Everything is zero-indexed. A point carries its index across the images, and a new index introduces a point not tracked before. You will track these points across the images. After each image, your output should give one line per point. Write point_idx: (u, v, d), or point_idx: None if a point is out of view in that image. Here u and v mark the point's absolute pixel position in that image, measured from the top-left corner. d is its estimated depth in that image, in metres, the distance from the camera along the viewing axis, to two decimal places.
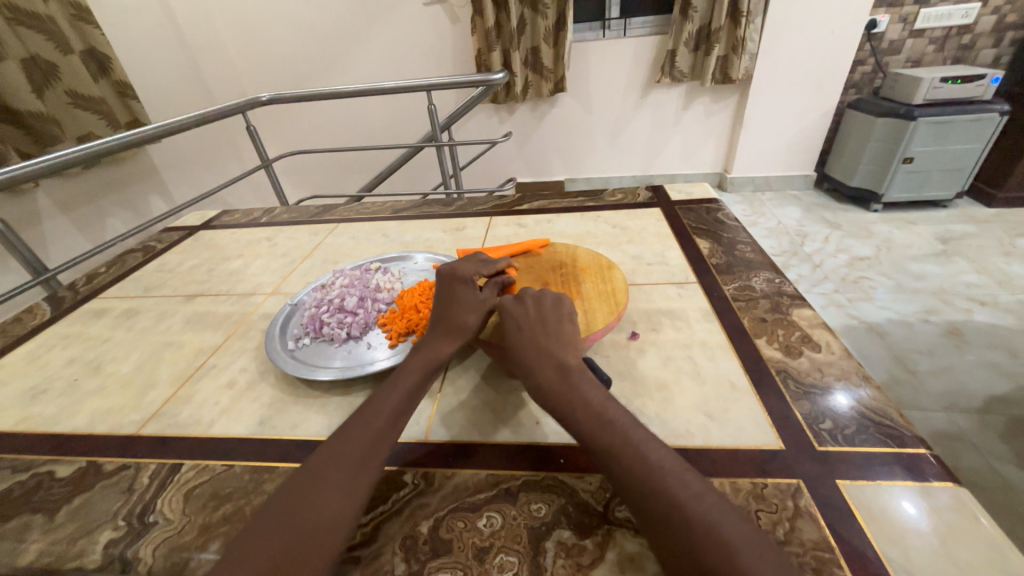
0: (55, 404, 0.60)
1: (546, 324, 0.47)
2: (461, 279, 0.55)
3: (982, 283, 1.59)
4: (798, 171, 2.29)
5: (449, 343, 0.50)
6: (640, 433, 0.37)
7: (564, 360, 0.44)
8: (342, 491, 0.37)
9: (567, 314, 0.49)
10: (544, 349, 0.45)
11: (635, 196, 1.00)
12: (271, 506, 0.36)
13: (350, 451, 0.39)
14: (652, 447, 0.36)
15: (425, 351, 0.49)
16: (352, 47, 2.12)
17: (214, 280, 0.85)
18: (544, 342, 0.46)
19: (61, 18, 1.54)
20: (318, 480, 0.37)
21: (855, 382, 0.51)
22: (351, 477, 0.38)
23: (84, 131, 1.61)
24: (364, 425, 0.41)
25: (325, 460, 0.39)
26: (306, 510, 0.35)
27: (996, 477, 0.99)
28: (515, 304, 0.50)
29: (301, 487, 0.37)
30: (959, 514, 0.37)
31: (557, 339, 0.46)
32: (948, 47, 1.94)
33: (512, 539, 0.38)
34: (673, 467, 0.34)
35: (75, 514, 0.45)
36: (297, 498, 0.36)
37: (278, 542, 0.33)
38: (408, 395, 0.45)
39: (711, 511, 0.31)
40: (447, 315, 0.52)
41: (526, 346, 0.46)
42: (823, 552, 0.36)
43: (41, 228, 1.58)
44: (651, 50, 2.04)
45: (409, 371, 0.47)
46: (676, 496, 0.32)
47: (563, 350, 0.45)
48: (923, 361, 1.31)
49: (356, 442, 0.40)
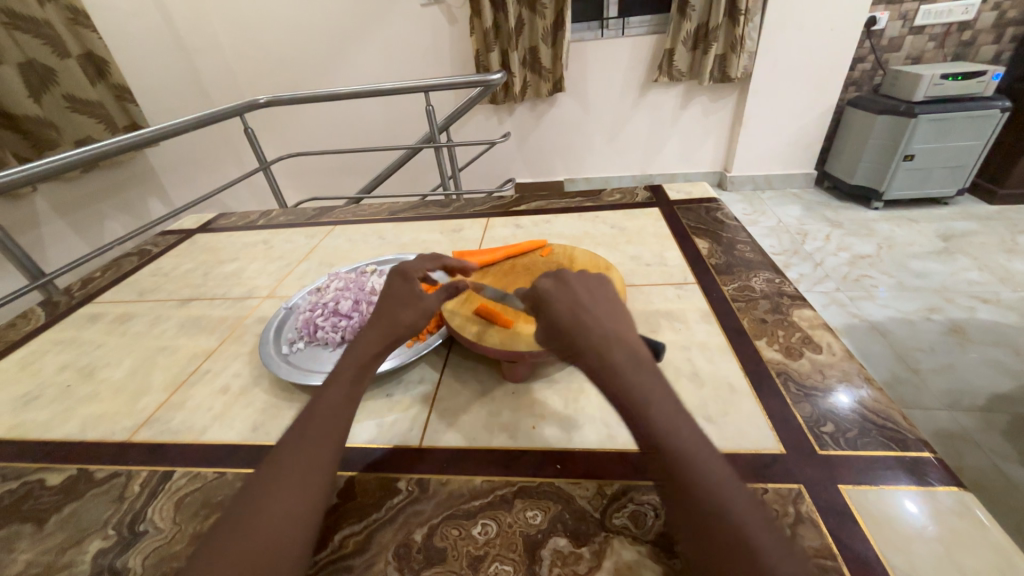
0: (47, 411, 0.59)
1: (599, 306, 0.43)
2: (400, 272, 0.53)
3: (985, 280, 1.57)
4: (799, 169, 2.27)
5: (378, 339, 0.48)
6: (689, 429, 0.35)
7: (634, 344, 0.40)
8: (293, 503, 0.36)
9: (616, 294, 0.45)
10: (610, 329, 0.40)
11: (633, 196, 0.99)
12: (220, 527, 0.34)
13: (297, 461, 0.38)
14: (703, 446, 0.34)
15: (355, 349, 0.47)
16: (350, 49, 2.12)
17: (209, 284, 0.84)
18: (601, 322, 0.41)
19: (58, 21, 1.54)
20: (267, 495, 0.36)
21: (857, 383, 0.50)
22: (300, 487, 0.37)
23: (82, 136, 1.61)
24: (309, 433, 0.40)
25: (274, 471, 0.38)
26: (256, 527, 0.34)
27: (1001, 476, 0.98)
28: (559, 286, 0.45)
29: (253, 499, 0.36)
30: (964, 518, 0.36)
31: (615, 319, 0.42)
32: (948, 44, 1.93)
33: (508, 547, 0.38)
34: (719, 469, 0.33)
35: (65, 523, 0.44)
36: (244, 516, 0.35)
37: (240, 548, 0.33)
38: (348, 394, 0.44)
39: (751, 515, 0.31)
40: (381, 312, 0.50)
41: (588, 327, 0.41)
42: (825, 560, 0.35)
43: (40, 232, 1.58)
44: (649, 49, 2.03)
45: (349, 370, 0.46)
46: (722, 498, 0.32)
47: (626, 333, 0.41)
48: (926, 359, 1.30)
49: (304, 451, 0.39)
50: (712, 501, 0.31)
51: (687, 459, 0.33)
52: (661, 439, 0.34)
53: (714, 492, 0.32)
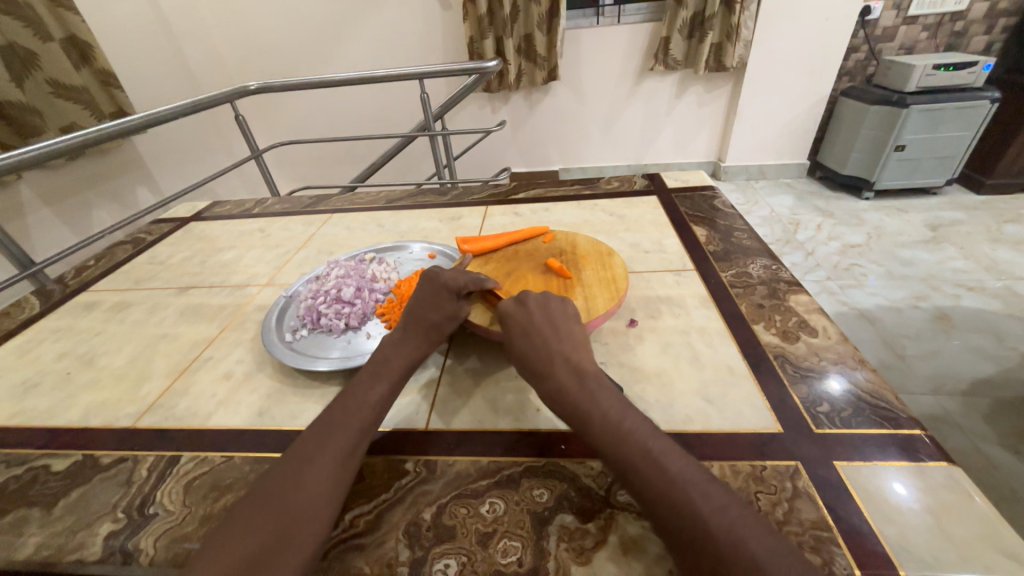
0: (48, 398, 0.59)
1: (556, 328, 0.47)
2: (445, 276, 0.54)
3: (971, 269, 1.61)
4: (791, 160, 2.29)
5: (423, 343, 0.51)
6: (641, 429, 0.37)
7: (580, 362, 0.44)
8: (321, 482, 0.37)
9: (572, 318, 0.49)
10: (555, 352, 0.45)
11: (631, 184, 0.99)
12: (247, 498, 0.36)
13: (330, 442, 0.40)
14: (659, 444, 0.36)
15: (397, 349, 0.50)
16: (342, 34, 2.08)
17: (207, 272, 0.84)
18: (550, 345, 0.45)
19: (39, 3, 1.48)
20: (297, 471, 0.37)
21: (851, 366, 0.51)
22: (330, 466, 0.38)
23: (66, 122, 1.57)
24: (343, 418, 0.42)
25: (304, 449, 0.39)
26: (283, 501, 0.35)
27: (983, 458, 1.01)
28: (517, 311, 0.49)
29: (276, 480, 0.37)
30: (954, 492, 0.38)
31: (566, 340, 0.46)
32: (941, 34, 1.95)
33: (516, 524, 0.39)
34: (682, 463, 0.34)
35: (74, 507, 0.44)
36: (270, 490, 0.36)
37: (261, 529, 0.34)
38: (389, 388, 0.46)
39: (713, 504, 0.32)
40: (423, 313, 0.52)
41: (541, 351, 0.45)
42: (822, 531, 0.36)
43: (25, 221, 1.55)
44: (645, 37, 2.02)
45: (391, 366, 0.48)
46: (691, 490, 0.32)
47: (575, 353, 0.45)
48: (912, 346, 1.33)
49: (336, 433, 0.40)
50: (671, 494, 0.33)
51: (637, 460, 0.35)
52: (602, 447, 0.37)
53: (666, 488, 0.33)
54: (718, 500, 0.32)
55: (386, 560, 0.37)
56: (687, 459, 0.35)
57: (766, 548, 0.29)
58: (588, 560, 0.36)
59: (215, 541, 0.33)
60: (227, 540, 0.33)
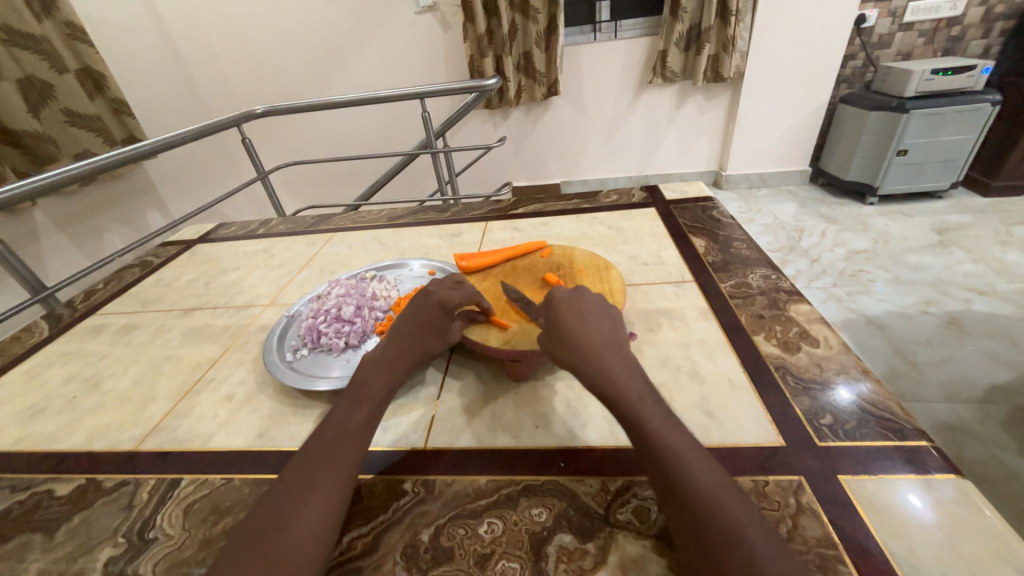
0: (54, 422, 0.60)
1: (602, 323, 0.46)
2: (436, 295, 0.53)
3: (981, 272, 1.59)
4: (793, 167, 2.29)
5: (405, 363, 0.50)
6: (677, 432, 0.37)
7: (629, 358, 0.43)
8: (313, 511, 0.36)
9: (616, 318, 0.48)
10: (608, 342, 0.44)
11: (630, 196, 1.00)
12: (243, 532, 0.35)
13: (319, 469, 0.39)
14: (692, 453, 0.36)
15: (380, 368, 0.48)
16: (345, 57, 2.13)
17: (211, 294, 0.85)
18: (600, 334, 0.44)
19: (55, 37, 1.55)
20: (295, 497, 0.37)
21: (855, 376, 0.50)
22: (323, 494, 0.37)
23: (80, 149, 1.62)
24: (331, 444, 0.41)
25: (297, 479, 0.38)
26: (277, 534, 0.35)
27: (1001, 467, 0.98)
28: (573, 297, 0.48)
29: (282, 501, 0.37)
30: (964, 506, 0.37)
31: (613, 336, 0.45)
32: (938, 39, 1.96)
33: (514, 544, 0.38)
34: (705, 471, 0.34)
35: (75, 532, 0.45)
36: (265, 522, 0.35)
37: (263, 551, 0.34)
38: (373, 409, 0.45)
39: (739, 513, 0.32)
40: (410, 332, 0.52)
41: (588, 339, 0.43)
42: (826, 549, 0.35)
43: (40, 246, 1.59)
44: (643, 51, 2.05)
45: (373, 386, 0.47)
46: (715, 499, 0.32)
47: (621, 350, 0.44)
48: (924, 352, 1.30)
49: (327, 459, 0.40)
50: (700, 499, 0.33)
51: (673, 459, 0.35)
52: (645, 440, 0.37)
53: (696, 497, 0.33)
54: (736, 511, 0.32)
55: None
56: (712, 466, 0.35)
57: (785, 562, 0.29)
58: None
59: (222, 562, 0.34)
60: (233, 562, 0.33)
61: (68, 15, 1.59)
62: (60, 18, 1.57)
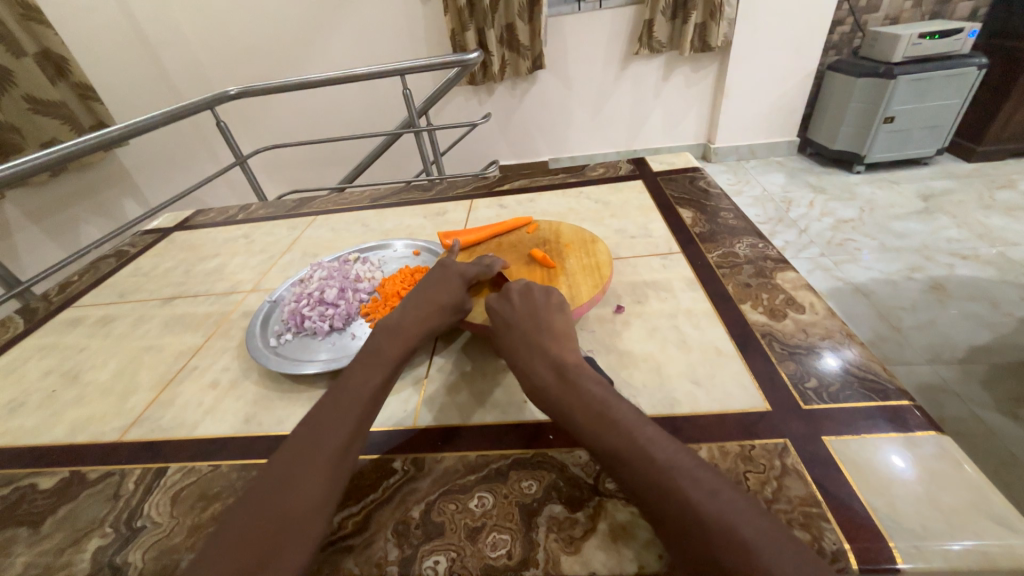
0: (34, 416, 0.58)
1: (540, 318, 0.47)
2: (453, 266, 0.56)
3: (964, 237, 1.61)
4: (781, 137, 2.28)
5: (417, 331, 0.49)
6: (624, 416, 0.36)
7: (559, 356, 0.42)
8: (311, 485, 0.35)
9: (556, 308, 0.48)
10: (536, 346, 0.44)
11: (617, 169, 0.99)
12: (240, 505, 0.35)
13: (320, 442, 0.38)
14: (645, 431, 0.35)
15: (391, 337, 0.48)
16: (321, 33, 2.05)
17: (191, 282, 0.83)
18: (532, 338, 0.45)
19: (10, 19, 1.45)
20: (286, 476, 0.36)
21: (839, 341, 0.51)
22: (321, 468, 0.37)
23: (46, 137, 1.55)
24: (334, 417, 0.40)
25: (296, 451, 0.38)
26: (275, 507, 0.34)
27: (980, 424, 1.01)
28: (502, 305, 0.49)
29: (270, 482, 0.36)
30: (943, 462, 0.38)
31: (547, 334, 0.45)
32: (926, 2, 1.93)
33: (504, 517, 0.38)
34: (663, 443, 0.34)
35: (62, 524, 0.44)
36: (260, 497, 0.35)
37: (254, 531, 0.33)
38: (381, 381, 0.44)
39: (700, 487, 0.30)
40: (424, 299, 0.52)
41: (517, 348, 0.45)
42: (811, 507, 0.36)
43: (12, 240, 1.54)
44: (628, 20, 1.99)
45: (383, 356, 0.46)
46: (674, 476, 0.31)
47: (557, 346, 0.44)
48: (908, 317, 1.33)
49: (328, 431, 0.39)
50: (655, 483, 0.31)
51: (613, 453, 0.34)
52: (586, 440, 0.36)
53: (656, 474, 0.31)
54: (705, 483, 0.31)
55: (375, 560, 0.37)
56: (669, 442, 0.34)
57: (761, 528, 0.28)
58: (578, 549, 0.36)
59: (208, 546, 0.32)
60: (221, 544, 0.32)
61: None
62: None
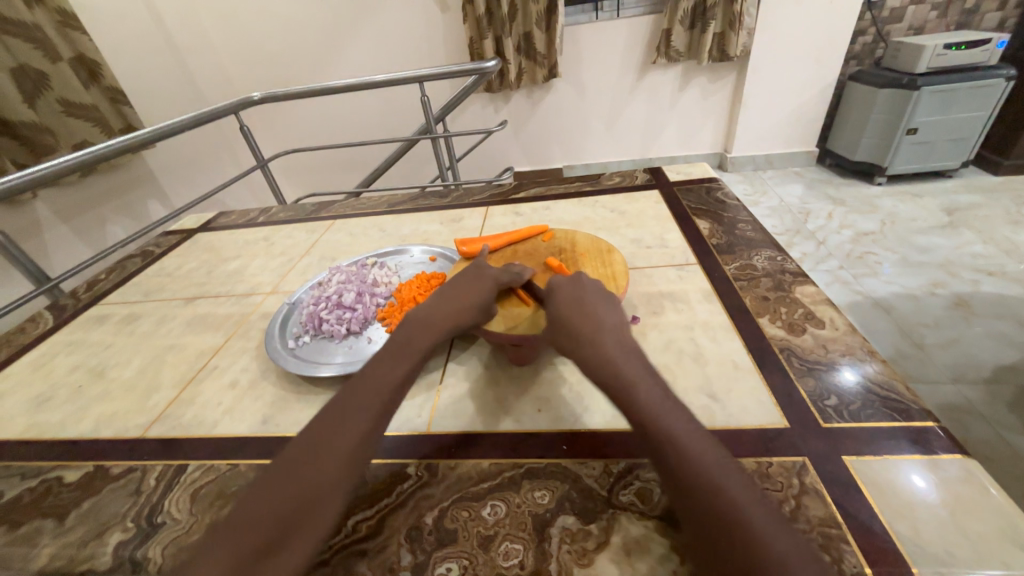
0: (61, 411, 0.60)
1: (604, 306, 0.46)
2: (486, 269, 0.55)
3: (990, 253, 1.56)
4: (799, 148, 2.25)
5: (445, 327, 0.49)
6: (676, 414, 0.36)
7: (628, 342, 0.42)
8: (332, 472, 0.36)
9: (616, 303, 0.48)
10: (605, 327, 0.43)
11: (633, 179, 0.98)
12: (265, 476, 0.36)
13: (346, 424, 0.39)
14: (696, 433, 0.35)
15: (422, 328, 0.48)
16: (342, 41, 2.09)
17: (213, 282, 0.85)
18: (602, 319, 0.44)
19: (48, 25, 1.53)
20: (308, 461, 0.36)
21: (861, 357, 0.50)
22: (346, 450, 0.37)
23: (78, 139, 1.61)
24: (362, 402, 0.40)
25: (318, 436, 0.38)
26: (298, 484, 0.35)
27: (1007, 447, 0.98)
28: (570, 284, 0.49)
29: (291, 466, 0.36)
30: (969, 486, 0.37)
31: (614, 320, 0.45)
32: (951, 12, 1.89)
33: (517, 526, 0.38)
34: (703, 450, 0.34)
35: (86, 518, 0.45)
36: (285, 471, 0.36)
37: (273, 512, 0.33)
38: (406, 375, 0.44)
39: (743, 495, 0.31)
40: (452, 296, 0.52)
41: (587, 322, 0.44)
42: (830, 528, 0.35)
43: (42, 238, 1.60)
44: (646, 30, 1.99)
45: (410, 349, 0.46)
46: (716, 479, 0.32)
47: (622, 332, 0.44)
48: (931, 334, 1.29)
49: (352, 421, 0.39)
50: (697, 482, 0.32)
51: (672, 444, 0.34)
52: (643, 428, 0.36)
53: (699, 473, 0.32)
54: (735, 491, 0.32)
55: (388, 565, 0.37)
56: (713, 448, 0.35)
57: (793, 548, 0.29)
58: (591, 562, 0.35)
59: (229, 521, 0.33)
60: (240, 521, 0.33)
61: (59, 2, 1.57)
62: (51, 5, 1.55)
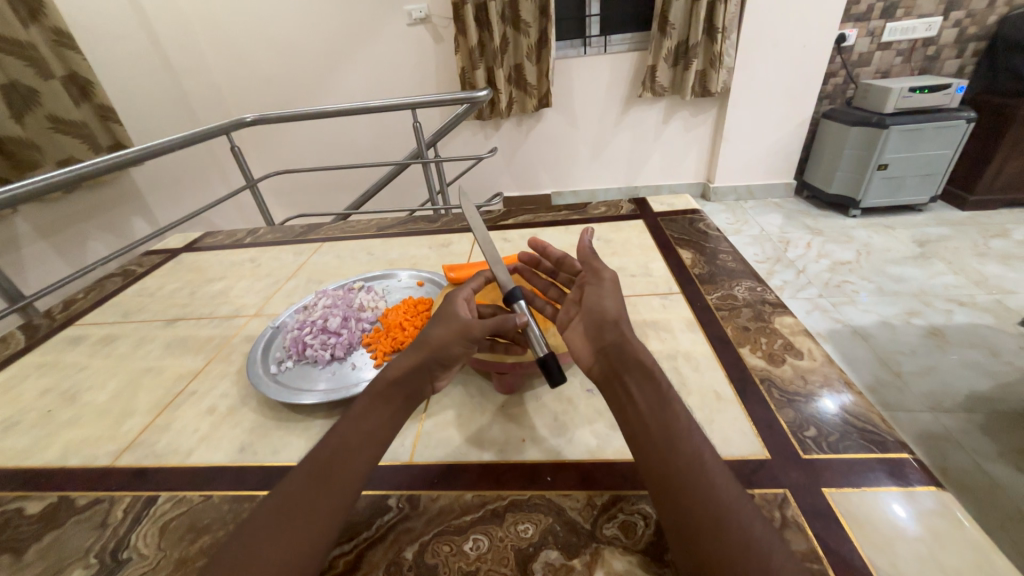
0: (26, 437, 0.58)
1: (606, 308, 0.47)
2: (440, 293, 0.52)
3: (960, 284, 1.62)
4: (778, 179, 2.34)
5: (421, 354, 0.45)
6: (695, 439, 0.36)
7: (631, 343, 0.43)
8: (308, 533, 0.34)
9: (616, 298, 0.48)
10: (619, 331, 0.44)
11: (618, 208, 1.01)
12: (234, 543, 0.33)
13: (323, 483, 0.37)
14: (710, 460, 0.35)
15: (389, 368, 0.45)
16: (337, 66, 2.14)
17: (196, 303, 0.84)
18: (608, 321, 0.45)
19: (43, 44, 1.53)
20: (284, 519, 0.34)
21: (838, 388, 0.51)
22: (320, 511, 0.35)
23: (65, 155, 1.59)
24: (338, 456, 0.39)
25: (295, 494, 0.36)
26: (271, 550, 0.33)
27: (985, 476, 1.00)
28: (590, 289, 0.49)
29: (264, 527, 0.34)
30: (945, 518, 0.37)
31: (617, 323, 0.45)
32: (915, 58, 2.02)
33: (499, 561, 0.38)
34: (728, 491, 0.33)
35: (46, 553, 0.43)
36: (251, 542, 0.33)
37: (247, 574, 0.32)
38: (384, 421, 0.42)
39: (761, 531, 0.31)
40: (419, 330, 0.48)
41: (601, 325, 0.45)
42: (811, 563, 0.35)
43: (21, 253, 1.56)
44: (631, 66, 2.09)
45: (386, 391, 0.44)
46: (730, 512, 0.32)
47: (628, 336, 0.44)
48: (908, 362, 1.32)
49: (329, 478, 0.37)
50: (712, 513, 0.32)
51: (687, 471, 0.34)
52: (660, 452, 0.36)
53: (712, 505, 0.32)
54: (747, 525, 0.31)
55: None
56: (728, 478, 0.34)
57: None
58: None
59: None
60: None
61: (56, 21, 1.56)
62: (47, 24, 1.55)
